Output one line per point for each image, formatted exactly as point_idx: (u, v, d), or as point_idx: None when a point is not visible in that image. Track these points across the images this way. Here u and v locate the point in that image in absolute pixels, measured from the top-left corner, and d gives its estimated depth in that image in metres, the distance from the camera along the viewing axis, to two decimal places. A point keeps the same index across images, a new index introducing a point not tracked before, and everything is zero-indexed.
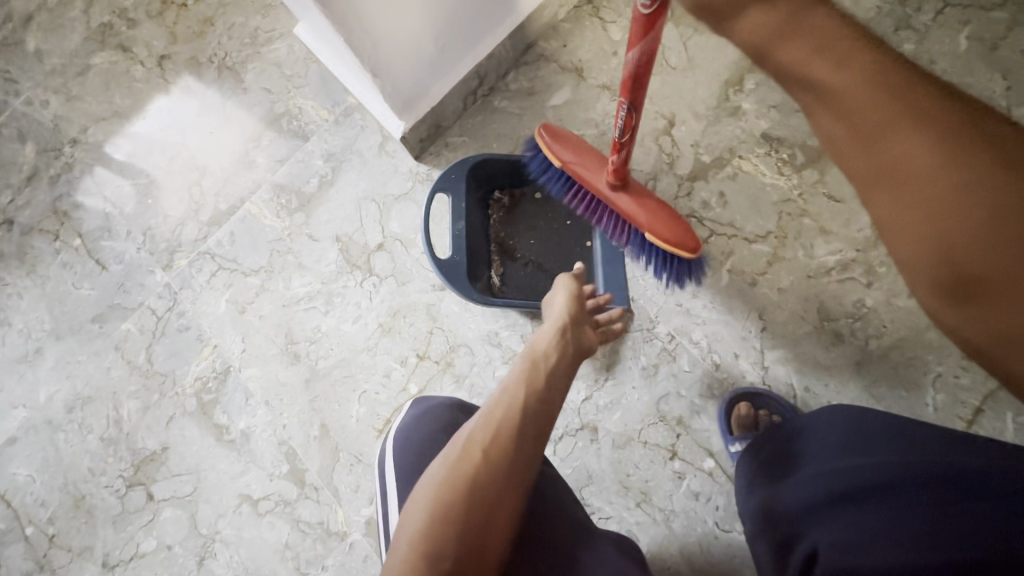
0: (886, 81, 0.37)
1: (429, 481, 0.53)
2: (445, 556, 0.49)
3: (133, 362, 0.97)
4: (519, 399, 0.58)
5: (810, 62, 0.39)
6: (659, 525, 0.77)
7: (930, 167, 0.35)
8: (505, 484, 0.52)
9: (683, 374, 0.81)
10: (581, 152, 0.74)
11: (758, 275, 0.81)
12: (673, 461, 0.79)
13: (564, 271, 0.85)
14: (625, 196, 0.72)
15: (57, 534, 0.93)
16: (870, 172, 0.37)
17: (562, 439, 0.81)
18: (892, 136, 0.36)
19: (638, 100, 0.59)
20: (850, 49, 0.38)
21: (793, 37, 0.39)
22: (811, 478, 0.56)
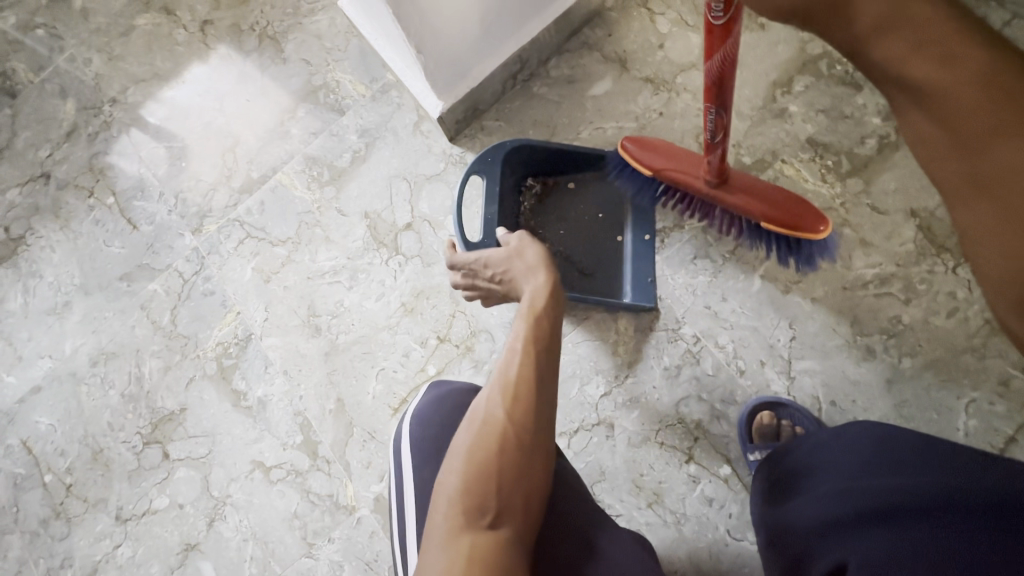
0: (992, 82, 0.38)
1: (459, 449, 0.55)
2: (486, 510, 0.51)
3: (157, 323, 0.98)
4: (529, 362, 0.59)
5: (906, 59, 0.40)
6: (669, 528, 0.76)
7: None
8: (532, 443, 0.55)
9: (706, 377, 0.79)
10: (672, 154, 0.73)
11: (792, 282, 0.79)
12: (689, 465, 0.78)
13: (595, 264, 0.83)
14: (728, 190, 0.70)
15: (74, 484, 0.95)
16: (963, 178, 0.39)
17: (578, 432, 0.81)
18: (994, 143, 0.38)
19: (724, 101, 0.59)
20: (957, 43, 0.39)
21: (891, 34, 0.40)
22: (823, 498, 0.55)
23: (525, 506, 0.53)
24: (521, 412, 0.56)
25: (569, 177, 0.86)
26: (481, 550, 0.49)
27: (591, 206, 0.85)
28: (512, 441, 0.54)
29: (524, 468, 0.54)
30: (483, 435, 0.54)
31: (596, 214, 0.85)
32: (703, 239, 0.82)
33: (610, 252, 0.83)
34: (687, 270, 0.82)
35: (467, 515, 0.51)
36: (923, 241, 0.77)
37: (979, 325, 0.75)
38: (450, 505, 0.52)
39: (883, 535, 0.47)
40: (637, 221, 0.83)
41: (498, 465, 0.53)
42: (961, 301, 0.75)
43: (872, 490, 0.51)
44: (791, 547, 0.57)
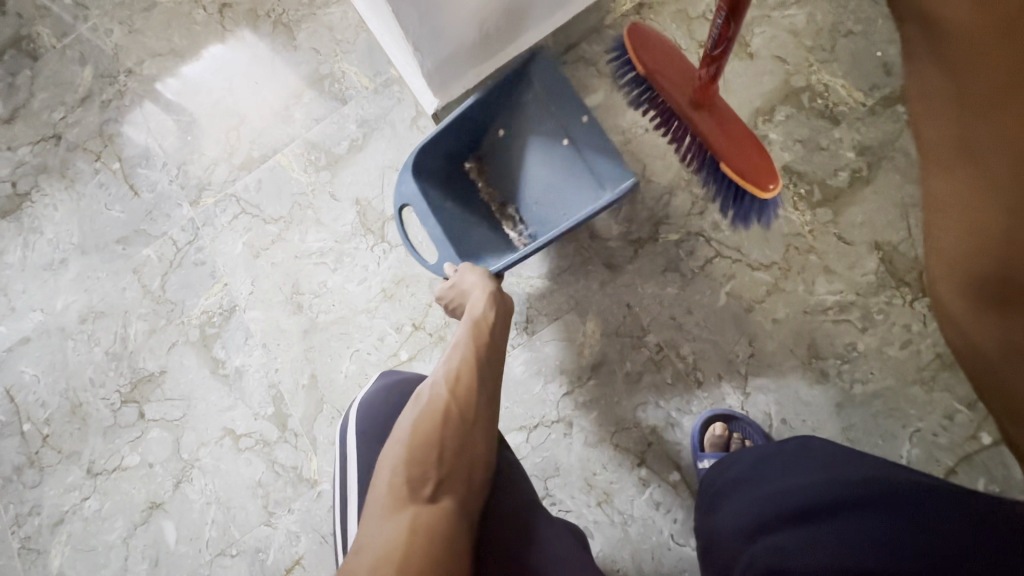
0: None
1: (404, 426, 0.58)
2: (427, 481, 0.55)
3: (147, 287, 1.02)
4: (474, 350, 0.64)
5: None
6: (616, 527, 0.79)
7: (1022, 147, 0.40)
8: (474, 421, 0.59)
9: (665, 386, 0.82)
10: (670, 59, 0.73)
11: (756, 302, 0.82)
12: (639, 469, 0.80)
13: (569, 192, 0.86)
14: (703, 115, 0.71)
15: (51, 435, 0.98)
16: None
17: (537, 428, 0.83)
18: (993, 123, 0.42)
19: (738, 7, 0.60)
20: None
21: None
22: (746, 507, 0.58)
23: (466, 479, 0.57)
24: (464, 392, 0.60)
25: (497, 125, 0.88)
26: (424, 518, 0.52)
27: (538, 142, 0.87)
28: (455, 418, 0.58)
29: (466, 443, 0.58)
30: (427, 412, 0.58)
31: (539, 169, 0.88)
32: (674, 252, 0.85)
33: (573, 169, 0.86)
34: (657, 281, 0.85)
35: (410, 487, 0.54)
36: (884, 273, 0.80)
37: (930, 359, 0.77)
38: (394, 475, 0.55)
39: (795, 532, 0.50)
40: (573, 124, 0.85)
41: (441, 437, 0.57)
42: (914, 334, 0.78)
43: (789, 493, 0.54)
44: (719, 554, 0.59)
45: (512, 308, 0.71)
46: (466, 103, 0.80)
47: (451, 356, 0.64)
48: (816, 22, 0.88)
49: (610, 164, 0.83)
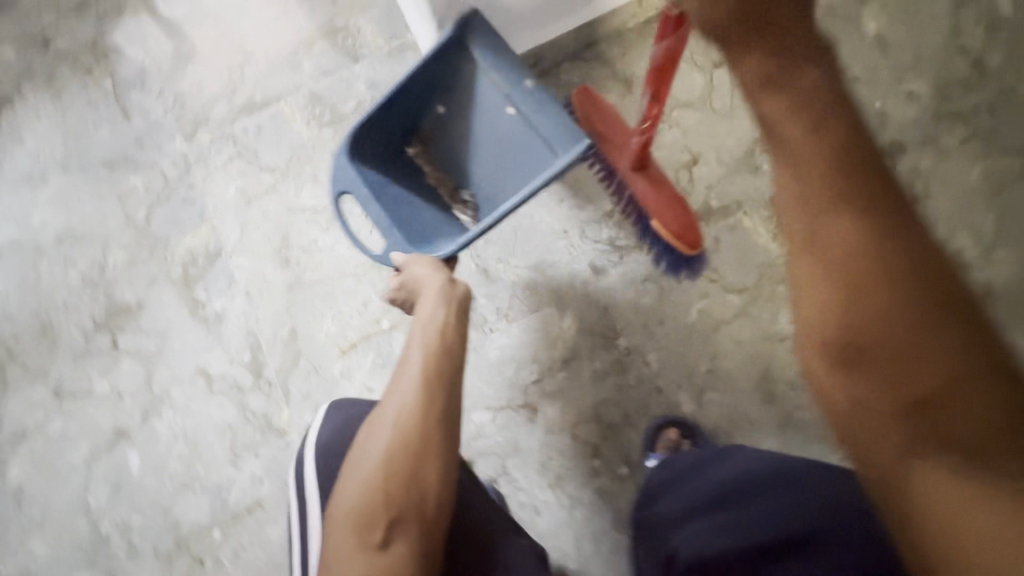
0: (850, 162, 0.35)
1: (352, 471, 0.59)
2: (376, 528, 0.56)
3: (131, 218, 1.00)
4: (419, 382, 0.61)
5: (784, 122, 0.36)
6: (562, 508, 0.86)
7: (865, 252, 0.33)
8: (420, 463, 0.58)
9: (628, 387, 0.88)
10: (612, 122, 0.81)
11: (723, 322, 0.88)
12: (592, 459, 0.86)
13: (515, 167, 0.79)
14: (637, 176, 0.79)
15: (18, 351, 0.98)
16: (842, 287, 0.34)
17: (504, 410, 0.88)
18: (830, 224, 0.34)
19: (660, 91, 0.70)
20: (821, 113, 0.35)
21: (796, 110, 0.36)
22: (673, 497, 0.67)
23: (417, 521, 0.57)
24: (409, 431, 0.59)
25: (439, 103, 0.82)
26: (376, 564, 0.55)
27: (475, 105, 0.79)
28: (399, 462, 0.58)
29: (413, 486, 0.57)
30: (378, 455, 0.58)
31: (484, 149, 0.81)
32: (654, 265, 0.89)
33: (517, 142, 0.77)
34: (636, 289, 0.89)
35: (359, 536, 0.56)
36: None
37: None
38: (343, 527, 0.57)
39: (713, 518, 0.59)
40: (515, 89, 0.75)
41: (386, 484, 0.57)
42: None
43: (708, 484, 0.63)
44: (649, 536, 0.68)
45: (468, 298, 0.70)
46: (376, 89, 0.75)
47: (396, 391, 0.61)
48: None
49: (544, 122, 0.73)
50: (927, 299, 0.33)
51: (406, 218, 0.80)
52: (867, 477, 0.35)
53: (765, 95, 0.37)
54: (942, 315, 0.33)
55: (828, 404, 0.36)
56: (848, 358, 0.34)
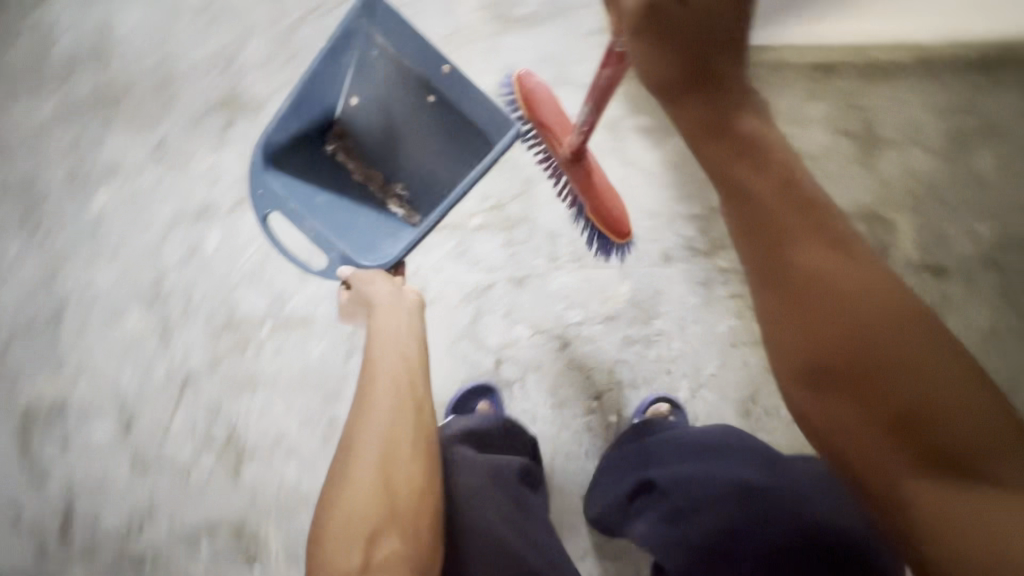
0: (793, 198, 0.42)
1: (332, 483, 0.56)
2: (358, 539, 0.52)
3: (279, 22, 1.09)
4: (381, 388, 0.61)
5: (731, 166, 0.43)
6: (553, 427, 1.02)
7: (843, 285, 0.40)
8: (391, 467, 0.55)
9: (646, 359, 1.03)
10: (557, 114, 0.87)
11: (740, 341, 1.04)
12: (592, 399, 1.03)
13: (450, 164, 0.87)
14: (576, 169, 0.86)
15: (134, 94, 1.07)
16: (814, 325, 0.40)
17: (541, 333, 1.03)
18: (789, 248, 0.41)
19: (599, 105, 0.77)
20: (765, 152, 0.43)
21: (739, 154, 0.43)
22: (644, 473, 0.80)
23: (397, 515, 0.54)
24: (377, 439, 0.57)
25: (351, 95, 0.89)
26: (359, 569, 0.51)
27: (400, 95, 0.87)
28: (370, 472, 0.55)
29: (387, 497, 0.54)
30: (357, 484, 0.54)
31: (417, 142, 0.88)
32: (712, 275, 1.04)
33: (456, 141, 0.86)
34: (687, 286, 1.04)
35: (342, 550, 0.52)
36: None
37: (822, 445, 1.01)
38: (327, 539, 0.53)
39: (679, 473, 0.74)
40: (441, 70, 0.83)
41: (357, 498, 0.53)
42: None
43: (673, 463, 0.77)
44: (627, 496, 0.81)
45: (414, 300, 0.76)
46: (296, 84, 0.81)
47: (370, 404, 0.59)
48: (922, 173, 1.04)
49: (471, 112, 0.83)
50: (875, 322, 0.39)
51: (348, 224, 0.85)
52: (867, 491, 0.40)
53: (707, 144, 0.44)
54: (905, 325, 0.39)
55: (819, 418, 0.42)
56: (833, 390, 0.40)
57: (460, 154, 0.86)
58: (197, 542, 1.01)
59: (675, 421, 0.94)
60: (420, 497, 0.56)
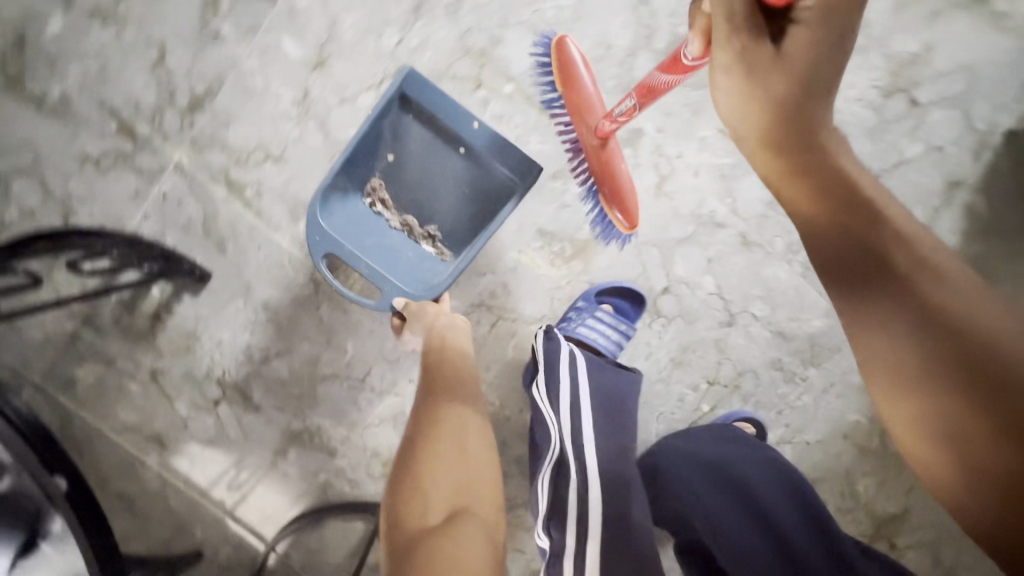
0: (852, 226, 0.49)
1: (399, 471, 0.70)
2: (433, 513, 0.64)
3: None
4: (448, 399, 0.79)
5: (802, 212, 0.52)
6: (655, 373, 1.00)
7: (895, 310, 0.47)
8: (456, 464, 0.70)
9: (772, 389, 1.00)
10: (577, 101, 0.86)
11: (849, 438, 1.02)
12: (704, 382, 1.00)
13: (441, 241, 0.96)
14: (594, 151, 0.86)
15: None
16: (883, 356, 0.48)
17: (717, 298, 0.97)
18: (865, 288, 0.48)
19: (642, 104, 0.75)
20: (831, 192, 0.51)
21: (815, 197, 0.51)
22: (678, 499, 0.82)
23: (467, 506, 0.66)
24: (442, 442, 0.72)
25: (388, 151, 0.94)
26: (434, 531, 0.61)
27: (432, 149, 0.94)
28: (444, 462, 0.70)
29: (456, 485, 0.68)
30: (431, 480, 0.67)
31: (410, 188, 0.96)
32: None
33: (512, 188, 0.91)
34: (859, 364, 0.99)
35: (420, 520, 0.63)
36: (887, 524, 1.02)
37: None
38: (404, 511, 0.65)
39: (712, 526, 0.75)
40: (468, 128, 0.90)
41: (426, 481, 0.67)
42: None
43: (704, 504, 0.78)
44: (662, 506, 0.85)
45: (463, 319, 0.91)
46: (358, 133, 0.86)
47: (422, 420, 0.76)
48: None
49: (504, 165, 0.91)
50: (933, 327, 0.45)
51: (394, 245, 0.95)
52: (959, 502, 0.46)
53: (788, 189, 0.53)
54: (957, 321, 0.45)
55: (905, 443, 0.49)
56: (961, 457, 0.45)
57: (491, 202, 0.94)
58: (300, 213, 0.99)
59: (756, 440, 0.93)
60: (486, 498, 0.69)
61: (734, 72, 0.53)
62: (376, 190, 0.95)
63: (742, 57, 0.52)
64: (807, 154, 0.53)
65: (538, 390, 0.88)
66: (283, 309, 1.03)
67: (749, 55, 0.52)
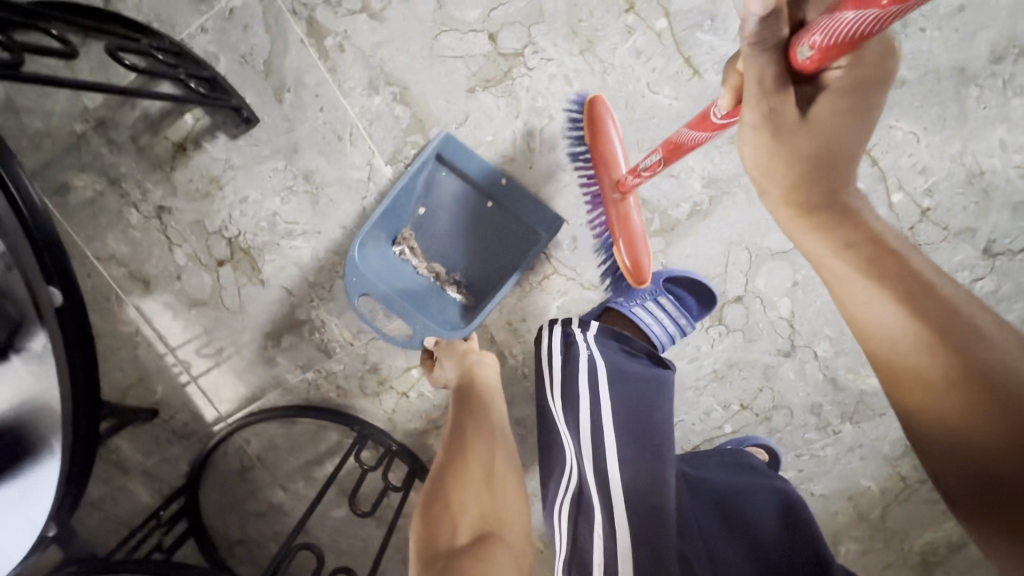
0: (901, 290, 0.42)
1: (426, 492, 0.70)
2: (462, 533, 0.63)
3: None
4: (475, 420, 0.79)
5: (838, 278, 0.45)
6: (692, 380, 0.94)
7: (952, 386, 0.39)
8: (484, 490, 0.70)
9: (799, 432, 0.96)
10: (602, 150, 0.82)
11: (852, 502, 0.99)
12: (737, 404, 0.95)
13: (465, 289, 0.93)
14: (615, 200, 0.81)
15: None
16: (945, 443, 0.40)
17: (786, 328, 0.90)
18: (915, 362, 0.41)
19: (669, 161, 0.68)
20: (871, 249, 0.44)
21: (854, 259, 0.44)
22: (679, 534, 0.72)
23: (496, 531, 0.65)
24: (468, 464, 0.73)
25: (419, 204, 0.91)
26: (463, 550, 0.61)
27: (458, 199, 0.90)
28: (470, 487, 0.70)
29: (484, 510, 0.67)
30: (461, 504, 0.67)
31: (437, 232, 0.92)
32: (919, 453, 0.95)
33: (533, 246, 0.89)
34: (894, 435, 0.95)
35: (448, 540, 0.62)
36: None
37: None
38: (430, 532, 0.64)
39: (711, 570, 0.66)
40: (496, 186, 0.87)
41: (454, 503, 0.67)
42: None
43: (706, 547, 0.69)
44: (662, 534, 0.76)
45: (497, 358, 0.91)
46: (396, 187, 0.84)
47: (451, 442, 0.76)
48: None
49: (532, 222, 0.88)
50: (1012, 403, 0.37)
51: (418, 286, 0.92)
52: None
53: (821, 248, 0.45)
54: None
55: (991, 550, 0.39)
56: None
57: (516, 254, 0.90)
58: (379, 87, 0.87)
59: (772, 470, 0.88)
60: (515, 526, 0.68)
61: (761, 135, 0.44)
62: (406, 239, 0.91)
63: (768, 117, 0.43)
64: (832, 216, 0.46)
65: (558, 384, 0.79)
66: (326, 186, 0.91)
67: (778, 117, 0.43)
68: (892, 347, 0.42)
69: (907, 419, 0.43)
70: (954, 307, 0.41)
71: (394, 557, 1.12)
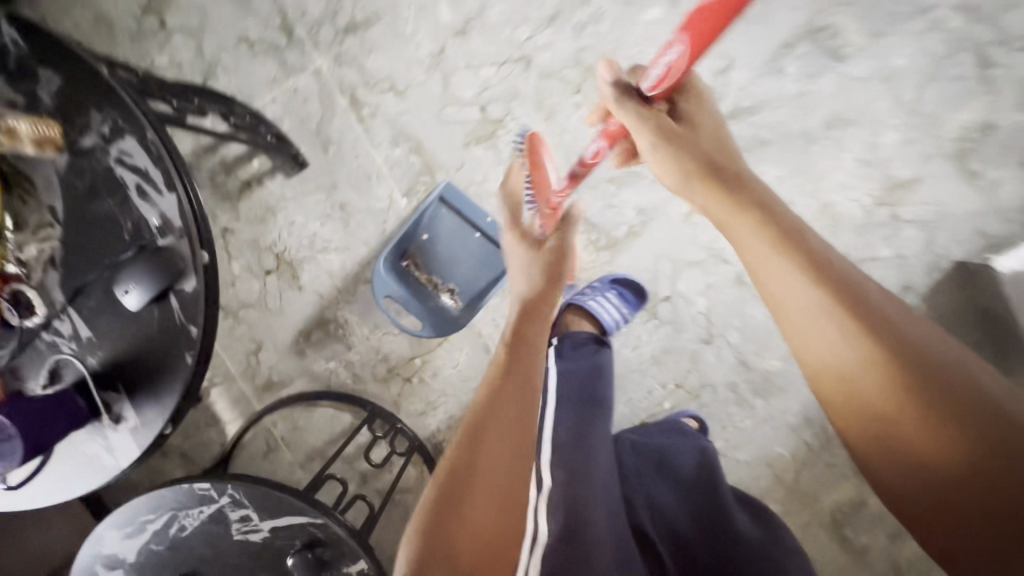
0: (814, 273, 0.54)
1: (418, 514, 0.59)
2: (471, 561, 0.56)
3: None
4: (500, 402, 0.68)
5: (764, 264, 0.56)
6: (635, 361, 1.22)
7: (857, 351, 0.50)
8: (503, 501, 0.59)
9: (722, 405, 1.21)
10: (538, 175, 1.08)
11: (768, 465, 1.23)
12: (672, 382, 1.21)
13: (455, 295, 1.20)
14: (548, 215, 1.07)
15: None
16: (849, 398, 0.51)
17: (705, 321, 1.18)
18: (830, 329, 0.51)
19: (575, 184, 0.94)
20: (786, 240, 0.56)
21: (774, 249, 0.56)
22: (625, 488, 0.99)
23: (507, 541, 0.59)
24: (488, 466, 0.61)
25: (423, 232, 1.20)
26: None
27: (454, 229, 1.19)
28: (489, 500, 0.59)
29: (498, 527, 0.58)
30: (472, 523, 0.57)
31: (439, 250, 1.20)
32: (817, 424, 1.19)
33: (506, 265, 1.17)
34: (796, 409, 1.19)
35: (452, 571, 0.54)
36: None
37: None
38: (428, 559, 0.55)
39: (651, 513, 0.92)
40: (481, 221, 1.16)
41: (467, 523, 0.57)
42: None
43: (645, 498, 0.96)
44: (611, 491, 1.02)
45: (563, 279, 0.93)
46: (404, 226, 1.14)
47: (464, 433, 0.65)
48: None
49: (507, 245, 1.17)
50: (901, 361, 0.48)
51: (422, 289, 1.20)
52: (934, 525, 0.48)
53: (750, 237, 0.57)
54: (920, 358, 0.48)
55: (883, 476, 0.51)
56: (924, 491, 0.48)
57: (496, 271, 1.18)
58: (399, 142, 1.19)
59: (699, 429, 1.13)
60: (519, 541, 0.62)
61: (657, 143, 0.65)
62: (412, 256, 1.20)
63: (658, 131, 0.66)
64: (756, 212, 0.58)
65: None
66: (355, 214, 1.21)
67: (661, 127, 0.66)
68: (825, 347, 0.52)
69: (820, 381, 0.54)
70: (853, 286, 0.53)
71: (392, 528, 1.31)
